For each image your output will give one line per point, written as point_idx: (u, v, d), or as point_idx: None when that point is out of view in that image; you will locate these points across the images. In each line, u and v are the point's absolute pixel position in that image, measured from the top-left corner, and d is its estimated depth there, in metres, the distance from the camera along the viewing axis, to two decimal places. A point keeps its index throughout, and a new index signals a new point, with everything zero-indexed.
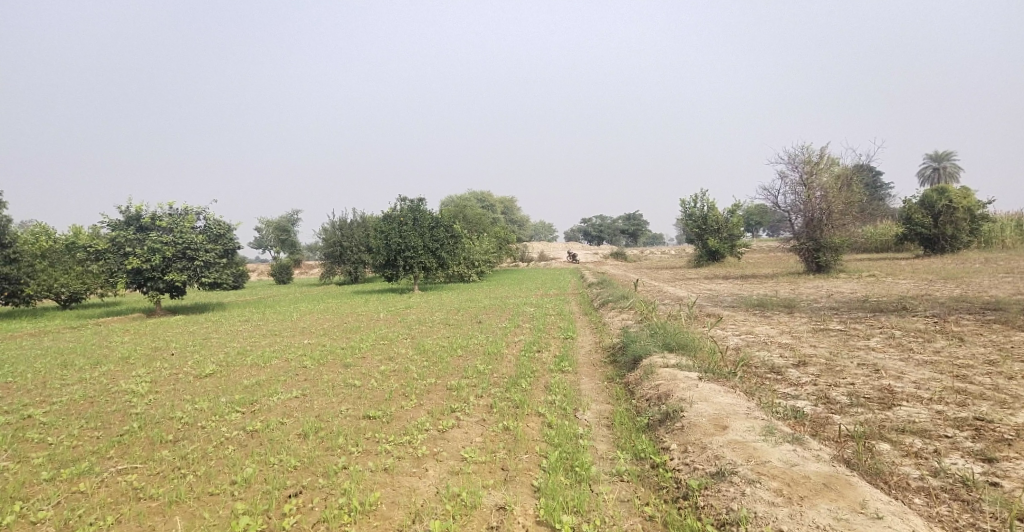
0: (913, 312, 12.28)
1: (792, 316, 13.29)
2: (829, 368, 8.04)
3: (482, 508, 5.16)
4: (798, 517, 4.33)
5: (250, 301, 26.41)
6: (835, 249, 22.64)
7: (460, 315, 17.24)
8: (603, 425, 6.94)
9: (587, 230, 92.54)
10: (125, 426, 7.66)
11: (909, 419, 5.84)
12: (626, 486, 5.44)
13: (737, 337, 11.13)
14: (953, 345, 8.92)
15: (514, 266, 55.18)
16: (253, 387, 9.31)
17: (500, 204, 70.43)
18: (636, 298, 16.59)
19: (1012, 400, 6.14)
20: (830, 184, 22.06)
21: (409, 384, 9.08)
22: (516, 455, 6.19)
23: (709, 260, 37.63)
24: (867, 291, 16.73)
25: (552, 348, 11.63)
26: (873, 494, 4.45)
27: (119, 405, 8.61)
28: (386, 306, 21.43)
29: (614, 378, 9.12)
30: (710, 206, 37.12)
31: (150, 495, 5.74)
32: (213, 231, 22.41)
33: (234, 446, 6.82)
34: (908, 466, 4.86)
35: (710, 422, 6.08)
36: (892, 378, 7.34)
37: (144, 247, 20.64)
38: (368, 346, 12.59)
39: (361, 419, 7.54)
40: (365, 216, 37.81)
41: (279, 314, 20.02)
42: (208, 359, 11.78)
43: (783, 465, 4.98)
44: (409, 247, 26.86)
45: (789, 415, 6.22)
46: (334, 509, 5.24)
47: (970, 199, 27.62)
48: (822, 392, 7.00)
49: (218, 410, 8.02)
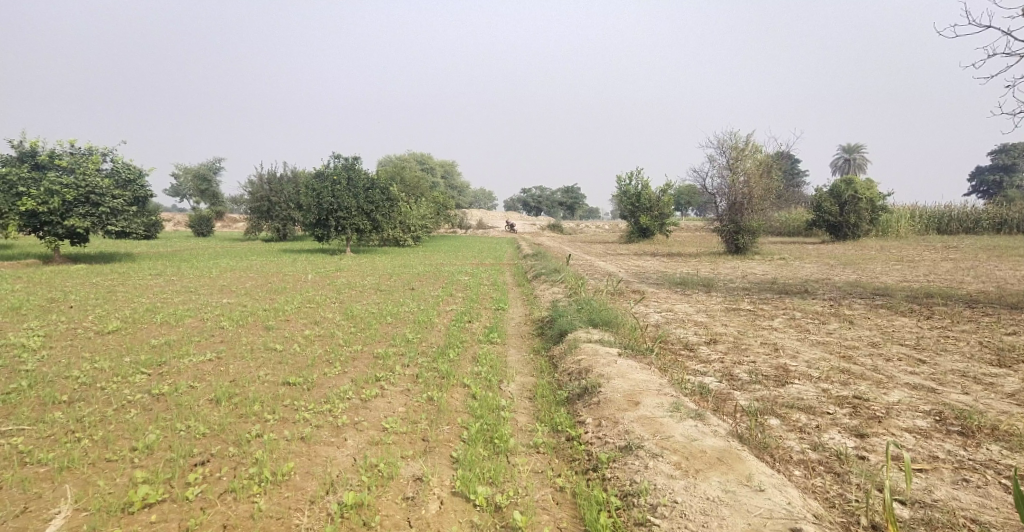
0: (815, 295, 13.25)
1: (709, 295, 14.05)
2: (737, 346, 8.61)
3: (399, 479, 5.28)
4: (691, 488, 4.69)
5: (164, 254, 25.06)
6: (754, 232, 23.93)
7: (392, 280, 17.09)
8: (525, 398, 7.18)
9: (525, 199, 92.85)
10: (14, 384, 7.22)
11: (799, 396, 6.39)
12: (541, 457, 5.70)
13: (657, 314, 11.67)
14: (845, 327, 9.74)
15: (450, 231, 54.91)
16: (163, 347, 8.95)
17: (438, 166, 69.27)
18: (567, 272, 16.96)
19: (887, 379, 6.83)
20: (753, 169, 22.97)
21: (333, 350, 9.00)
22: (437, 426, 6.32)
23: (639, 236, 38.88)
24: (778, 273, 17.83)
25: (482, 318, 11.79)
26: (759, 468, 4.87)
27: (6, 360, 8.09)
28: (315, 266, 20.92)
29: (539, 351, 9.40)
30: (643, 183, 37.94)
31: (38, 460, 5.49)
32: (122, 176, 21.13)
33: (136, 410, 6.58)
34: (793, 441, 5.34)
35: (624, 397, 6.42)
36: (789, 357, 7.96)
37: (40, 188, 18.89)
38: (293, 309, 12.32)
39: (280, 385, 7.43)
40: (296, 171, 36.29)
41: (198, 270, 19.15)
42: (113, 315, 11.18)
43: (684, 439, 5.35)
44: (341, 208, 26.16)
45: (695, 392, 6.66)
46: (243, 480, 5.21)
47: (872, 191, 29.62)
48: (727, 369, 7.51)
49: (122, 371, 7.69)
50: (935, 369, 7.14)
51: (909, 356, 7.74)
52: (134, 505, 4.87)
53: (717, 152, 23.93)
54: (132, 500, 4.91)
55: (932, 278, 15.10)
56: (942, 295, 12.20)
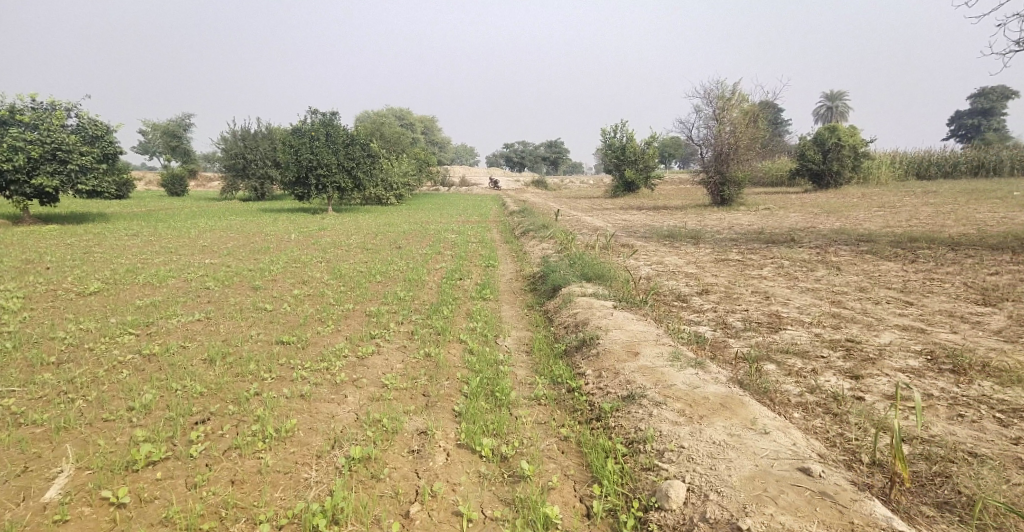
0: (800, 243, 13.36)
1: (698, 247, 14.12)
2: (727, 296, 8.71)
3: (403, 433, 5.31)
4: (696, 434, 4.77)
5: (139, 214, 24.51)
6: (738, 183, 23.96)
7: (377, 239, 16.88)
8: (523, 352, 7.22)
9: (508, 155, 91.55)
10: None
11: (793, 341, 6.51)
12: (544, 409, 5.76)
13: (648, 266, 11.73)
14: (833, 273, 9.86)
15: (433, 189, 54.29)
16: (149, 308, 8.81)
17: (417, 121, 67.83)
18: (555, 227, 16.89)
19: (877, 322, 6.97)
20: (738, 119, 22.80)
21: (325, 309, 8.93)
22: (437, 381, 6.33)
23: (624, 190, 38.77)
24: (764, 223, 17.92)
25: (473, 275, 11.75)
26: (762, 412, 4.97)
27: None
28: (297, 226, 20.56)
29: (533, 306, 9.42)
30: (629, 136, 37.60)
31: (34, 421, 5.40)
32: (89, 133, 20.27)
33: (129, 371, 6.48)
34: (790, 384, 5.45)
35: (623, 348, 6.47)
36: (779, 304, 8.08)
37: (3, 144, 18.24)
38: (279, 268, 12.13)
39: (274, 344, 7.36)
40: (271, 128, 35.27)
41: (177, 230, 18.75)
42: (93, 276, 10.91)
43: (686, 387, 5.43)
44: (321, 165, 25.53)
45: (691, 340, 6.75)
46: (247, 437, 5.19)
47: (856, 137, 29.65)
48: (720, 318, 7.60)
49: (109, 332, 7.56)
50: (923, 310, 7.30)
51: (897, 299, 7.89)
52: (138, 462, 4.83)
53: (702, 102, 23.71)
54: (136, 458, 4.87)
55: (915, 223, 15.28)
56: (925, 239, 12.36)
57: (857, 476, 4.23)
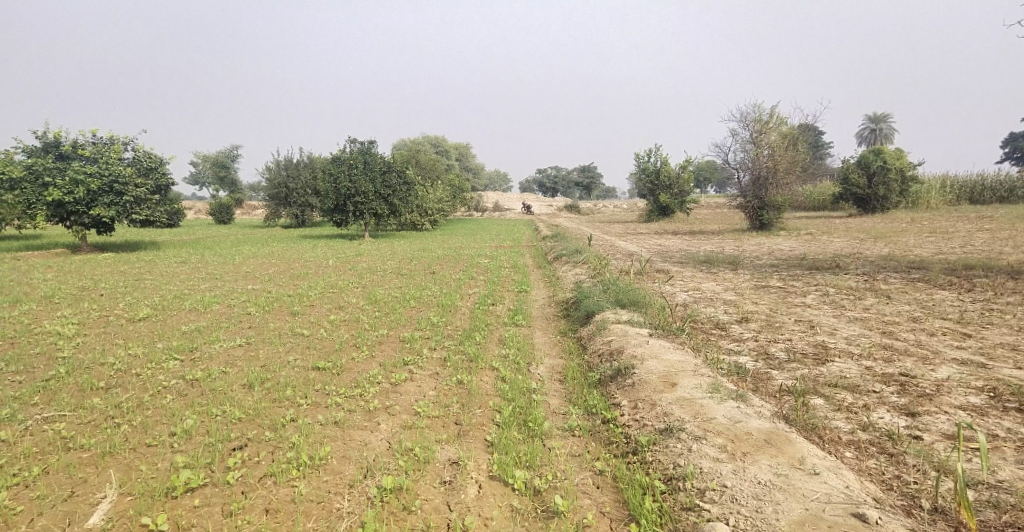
0: (846, 270, 12.89)
1: (736, 273, 13.76)
2: (769, 324, 8.41)
3: (436, 463, 5.23)
4: (740, 472, 4.55)
5: (187, 242, 25.40)
6: (778, 208, 23.44)
7: (412, 265, 17.04)
8: (556, 380, 7.08)
9: (541, 180, 92.04)
10: (51, 370, 7.32)
11: (841, 374, 6.21)
12: (578, 440, 5.60)
13: (685, 293, 11.48)
14: (881, 302, 9.44)
15: (468, 215, 54.85)
16: (193, 333, 9.01)
17: (453, 149, 68.93)
18: (589, 252, 16.75)
19: (933, 355, 6.60)
20: (777, 142, 22.40)
21: (360, 334, 8.98)
22: (469, 409, 6.24)
23: (659, 215, 38.38)
24: (806, 249, 17.40)
25: (506, 301, 11.68)
26: (810, 450, 4.72)
27: (43, 347, 8.23)
28: (335, 252, 20.95)
29: (566, 332, 9.28)
30: (663, 160, 37.32)
31: (81, 446, 5.52)
32: (144, 165, 21.18)
33: (172, 396, 6.60)
34: (840, 421, 5.19)
35: (660, 379, 6.26)
36: (825, 334, 7.74)
37: (66, 178, 19.17)
38: (317, 294, 12.31)
39: (310, 370, 7.41)
40: (313, 157, 36.30)
41: (222, 257, 19.33)
42: (143, 302, 11.28)
43: (727, 421, 5.21)
44: (359, 192, 26.09)
45: (732, 371, 6.50)
46: (282, 464, 5.19)
47: (903, 160, 28.75)
48: (762, 348, 7.32)
49: (155, 357, 7.75)
50: (983, 343, 6.89)
51: (954, 331, 7.48)
52: (177, 489, 4.87)
53: (739, 126, 23.41)
54: (175, 484, 4.91)
55: (969, 250, 14.60)
56: (981, 267, 11.76)
57: (917, 524, 3.96)
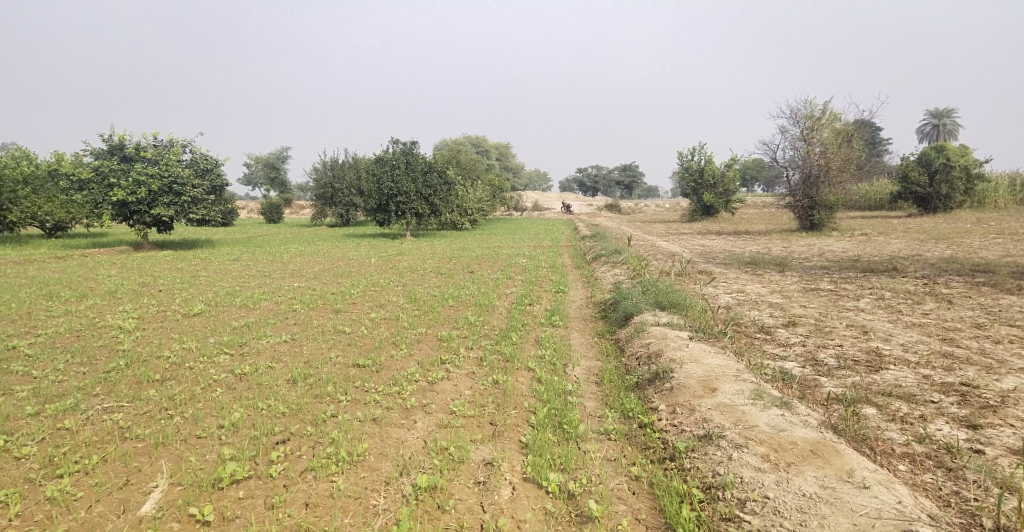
0: (903, 273, 12.28)
1: (783, 275, 13.31)
2: (818, 329, 8.07)
3: (470, 463, 5.21)
4: (783, 484, 4.37)
5: (239, 240, 26.27)
6: (830, 207, 22.57)
7: (452, 264, 17.15)
8: (592, 382, 6.97)
9: (581, 180, 91.48)
10: (112, 362, 7.65)
11: (896, 383, 5.90)
12: (613, 444, 5.48)
13: (727, 295, 11.17)
14: (942, 308, 8.93)
15: (507, 214, 54.99)
16: (242, 328, 9.29)
17: (494, 149, 69.22)
18: (629, 252, 16.52)
19: (997, 364, 6.20)
20: (830, 139, 21.59)
21: (399, 333, 9.07)
22: (505, 410, 6.20)
23: (703, 215, 37.55)
24: (860, 250, 16.69)
25: (544, 301, 11.63)
26: (859, 462, 4.49)
27: (105, 340, 8.62)
28: (378, 251, 21.28)
29: (603, 334, 9.14)
30: (708, 159, 36.65)
31: (136, 436, 5.73)
32: (201, 166, 21.98)
33: (222, 390, 6.79)
34: (893, 432, 4.93)
35: (699, 384, 6.08)
36: (879, 340, 7.37)
37: (129, 179, 20.08)
38: (359, 292, 12.52)
39: (351, 367, 7.51)
40: (358, 158, 37.02)
41: (270, 255, 19.88)
42: (197, 298, 11.71)
43: (770, 430, 5.00)
44: (401, 192, 26.44)
45: (777, 377, 6.25)
46: (322, 459, 5.26)
47: (968, 157, 27.32)
48: (810, 353, 7.02)
49: (207, 351, 8.00)
50: None
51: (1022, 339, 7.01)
52: (223, 480, 5.01)
53: (789, 123, 22.70)
54: (221, 476, 5.05)
55: None
56: None
57: None
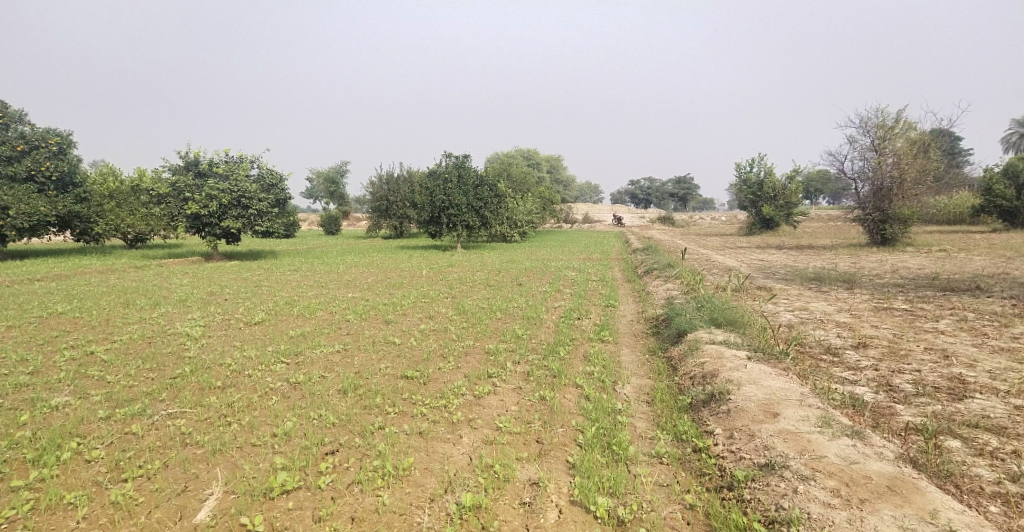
0: (988, 292, 11.38)
1: (851, 292, 12.59)
2: (892, 352, 7.51)
3: (516, 482, 5.06)
4: (857, 523, 4.03)
5: (300, 251, 27.09)
6: (904, 221, 21.28)
7: (502, 276, 17.09)
8: (643, 401, 6.70)
9: (634, 192, 90.36)
10: (178, 368, 7.92)
11: (984, 413, 5.42)
12: (666, 469, 5.21)
13: (789, 313, 10.63)
14: None
15: (559, 226, 54.71)
16: (298, 338, 9.47)
17: (546, 161, 69.37)
18: (683, 266, 16.04)
19: None
20: (904, 150, 20.46)
21: (447, 344, 9.04)
22: (551, 427, 6.03)
23: (762, 228, 36.25)
24: (938, 267, 15.62)
25: (593, 315, 11.38)
26: (944, 502, 4.10)
27: (173, 347, 8.95)
28: (429, 262, 21.47)
29: (655, 351, 8.81)
30: (768, 170, 35.49)
31: (196, 442, 5.86)
32: (267, 181, 22.79)
33: (277, 398, 6.90)
34: (981, 468, 4.51)
35: (759, 408, 5.72)
36: (963, 366, 6.79)
37: (202, 193, 21.10)
38: (410, 303, 12.62)
39: (400, 379, 7.49)
40: (412, 171, 37.68)
41: (327, 265, 20.41)
42: (258, 307, 12.07)
43: (840, 461, 4.63)
44: (453, 205, 26.68)
45: (846, 404, 5.82)
46: (368, 472, 5.23)
47: None
48: (883, 378, 6.51)
49: (265, 360, 8.17)
50: None
51: None
52: (274, 490, 5.04)
53: (859, 132, 21.69)
54: (273, 485, 5.08)
55: None
56: None
57: None
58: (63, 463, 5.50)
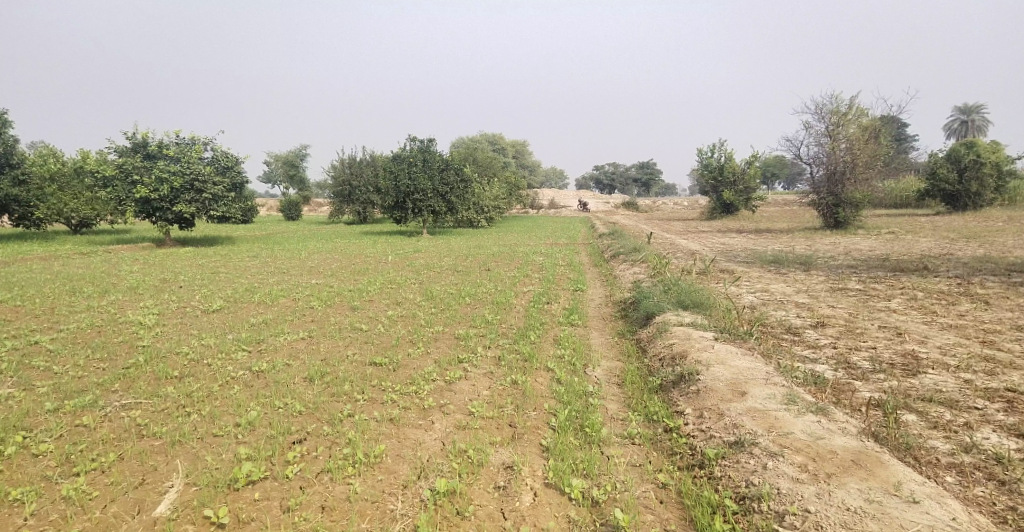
0: (936, 272, 11.88)
1: (809, 274, 12.98)
2: (849, 330, 7.77)
3: (489, 467, 5.05)
4: (825, 496, 4.16)
5: (258, 237, 26.36)
6: (856, 205, 22.00)
7: (468, 261, 16.96)
8: (613, 384, 6.76)
9: (598, 177, 91.03)
10: (132, 358, 7.61)
11: (936, 387, 5.66)
12: (638, 449, 5.28)
13: (752, 294, 10.88)
14: (979, 309, 8.59)
15: (523, 212, 54.74)
16: (260, 325, 9.22)
17: (510, 146, 69.18)
18: (647, 250, 16.25)
19: None
20: (857, 135, 21.10)
21: (416, 330, 8.94)
22: (523, 411, 6.03)
23: (722, 213, 37.02)
24: (889, 249, 16.22)
25: (561, 299, 11.42)
26: (906, 474, 4.27)
27: (126, 336, 8.59)
28: (394, 248, 21.19)
29: (624, 334, 8.91)
30: (728, 156, 36.17)
31: (154, 434, 5.65)
32: (222, 164, 22.03)
33: (239, 387, 6.70)
34: (937, 440, 4.72)
35: (727, 388, 5.83)
36: (915, 342, 7.07)
37: (152, 176, 20.27)
38: (376, 289, 12.43)
39: (368, 365, 7.38)
40: (375, 155, 37.01)
41: (288, 252, 19.91)
42: (217, 294, 11.70)
43: (807, 437, 4.77)
44: (417, 190, 26.33)
45: (809, 381, 5.99)
46: (338, 461, 5.13)
47: (1000, 154, 26.50)
48: (842, 356, 6.73)
49: (225, 348, 7.92)
50: None
51: None
52: (239, 481, 4.89)
53: (814, 118, 22.29)
54: (238, 476, 4.94)
55: None
56: None
57: None
58: (8, 458, 5.23)
